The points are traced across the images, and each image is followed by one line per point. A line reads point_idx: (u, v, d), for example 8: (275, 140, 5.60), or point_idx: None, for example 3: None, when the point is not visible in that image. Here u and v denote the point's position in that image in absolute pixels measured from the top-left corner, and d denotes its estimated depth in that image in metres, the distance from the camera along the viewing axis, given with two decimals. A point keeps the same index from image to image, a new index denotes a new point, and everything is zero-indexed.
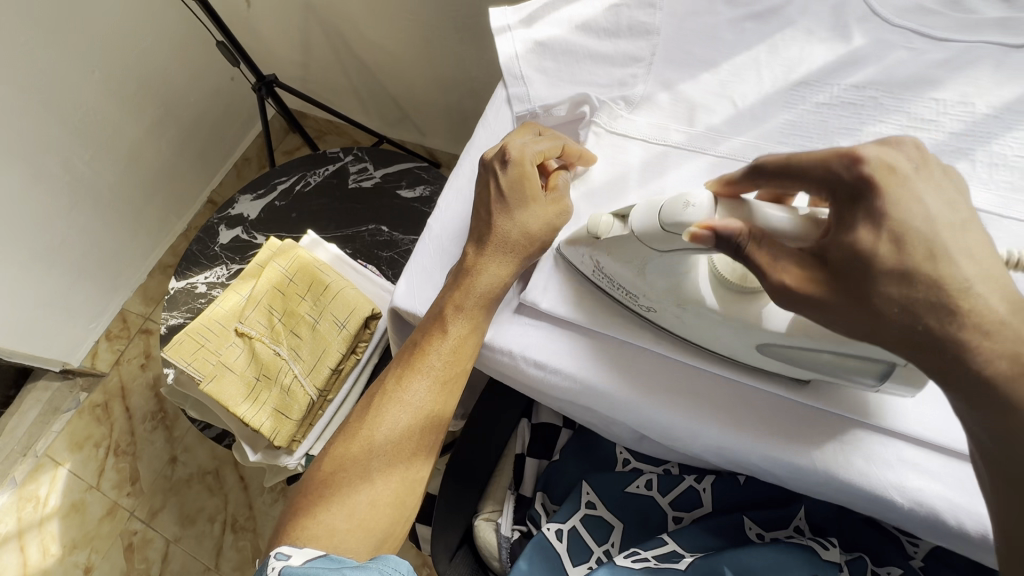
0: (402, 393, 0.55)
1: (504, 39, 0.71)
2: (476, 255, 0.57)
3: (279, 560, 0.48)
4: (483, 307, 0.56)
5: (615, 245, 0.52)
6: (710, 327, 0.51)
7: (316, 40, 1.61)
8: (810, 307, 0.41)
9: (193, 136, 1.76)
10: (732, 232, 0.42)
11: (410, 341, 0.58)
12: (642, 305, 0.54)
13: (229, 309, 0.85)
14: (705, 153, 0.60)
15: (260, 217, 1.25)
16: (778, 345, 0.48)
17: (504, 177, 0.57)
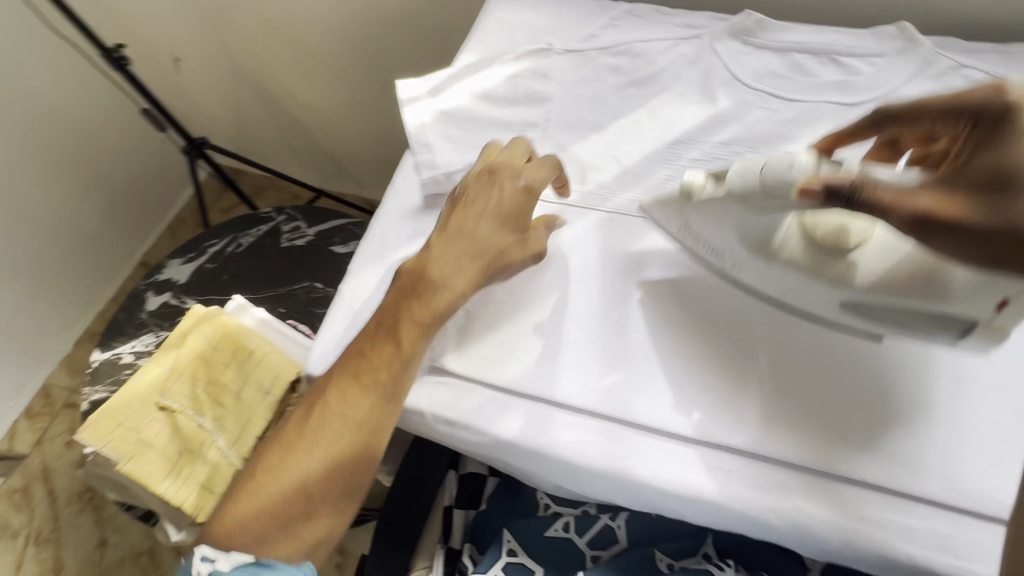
0: (344, 408, 0.55)
1: (412, 110, 0.76)
2: (456, 251, 0.57)
3: (206, 562, 0.57)
4: (434, 322, 0.56)
5: (707, 207, 0.55)
6: (799, 285, 0.54)
7: (248, 102, 1.64)
8: (943, 231, 0.42)
9: (118, 200, 1.71)
10: (845, 184, 0.44)
11: (354, 347, 0.57)
12: (723, 261, 0.58)
13: (151, 382, 0.83)
14: (597, 209, 0.66)
15: (190, 281, 1.23)
16: (865, 299, 0.50)
17: (490, 189, 0.59)
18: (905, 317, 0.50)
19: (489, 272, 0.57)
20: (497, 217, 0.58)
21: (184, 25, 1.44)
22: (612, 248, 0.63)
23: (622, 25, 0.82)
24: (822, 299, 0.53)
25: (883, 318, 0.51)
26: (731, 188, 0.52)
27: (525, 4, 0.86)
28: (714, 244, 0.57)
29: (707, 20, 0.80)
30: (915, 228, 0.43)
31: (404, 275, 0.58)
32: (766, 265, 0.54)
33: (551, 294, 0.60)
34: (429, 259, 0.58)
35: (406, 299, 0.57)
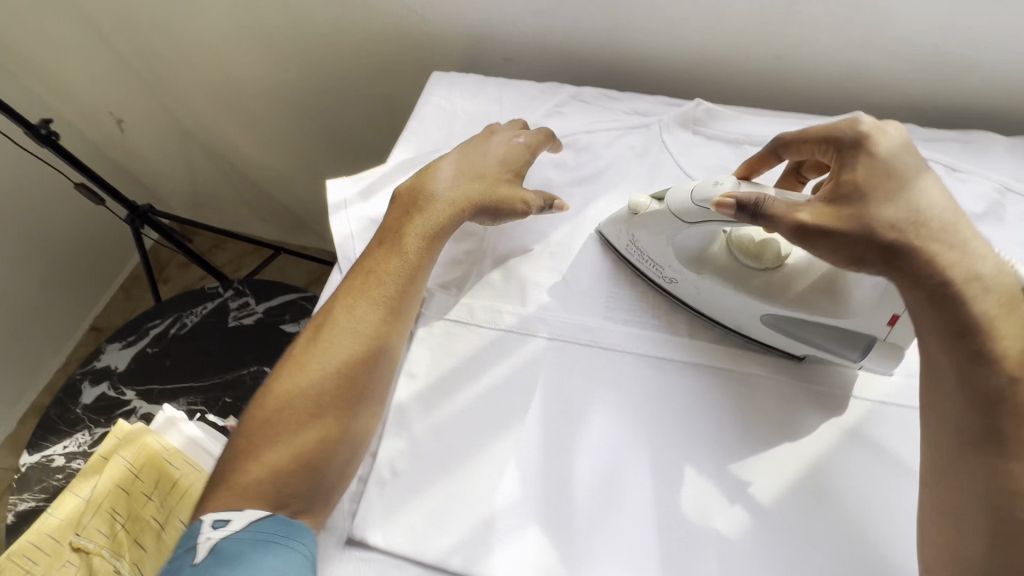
0: (351, 313, 0.58)
1: (338, 217, 0.70)
2: (450, 184, 0.64)
3: (216, 528, 0.48)
4: (434, 235, 0.62)
5: (651, 221, 0.57)
6: (728, 296, 0.56)
7: (199, 161, 1.53)
8: (823, 240, 0.47)
9: (59, 273, 1.55)
10: (750, 198, 0.49)
11: (361, 268, 0.61)
12: (664, 276, 0.60)
13: (65, 517, 0.75)
14: (540, 336, 0.60)
15: (129, 369, 1.15)
16: (783, 314, 0.54)
17: (484, 145, 0.68)
18: (820, 331, 0.54)
19: (485, 210, 0.64)
20: (492, 164, 0.66)
21: (122, 89, 1.32)
22: (553, 387, 0.57)
23: (568, 111, 0.77)
24: (747, 315, 0.56)
25: (804, 330, 0.54)
26: (668, 207, 0.55)
27: (466, 87, 0.81)
28: (653, 257, 0.59)
29: (657, 106, 0.76)
30: (802, 240, 0.48)
31: (397, 201, 0.65)
32: (701, 278, 0.57)
33: (486, 449, 0.54)
34: (420, 188, 0.64)
35: (406, 215, 0.63)
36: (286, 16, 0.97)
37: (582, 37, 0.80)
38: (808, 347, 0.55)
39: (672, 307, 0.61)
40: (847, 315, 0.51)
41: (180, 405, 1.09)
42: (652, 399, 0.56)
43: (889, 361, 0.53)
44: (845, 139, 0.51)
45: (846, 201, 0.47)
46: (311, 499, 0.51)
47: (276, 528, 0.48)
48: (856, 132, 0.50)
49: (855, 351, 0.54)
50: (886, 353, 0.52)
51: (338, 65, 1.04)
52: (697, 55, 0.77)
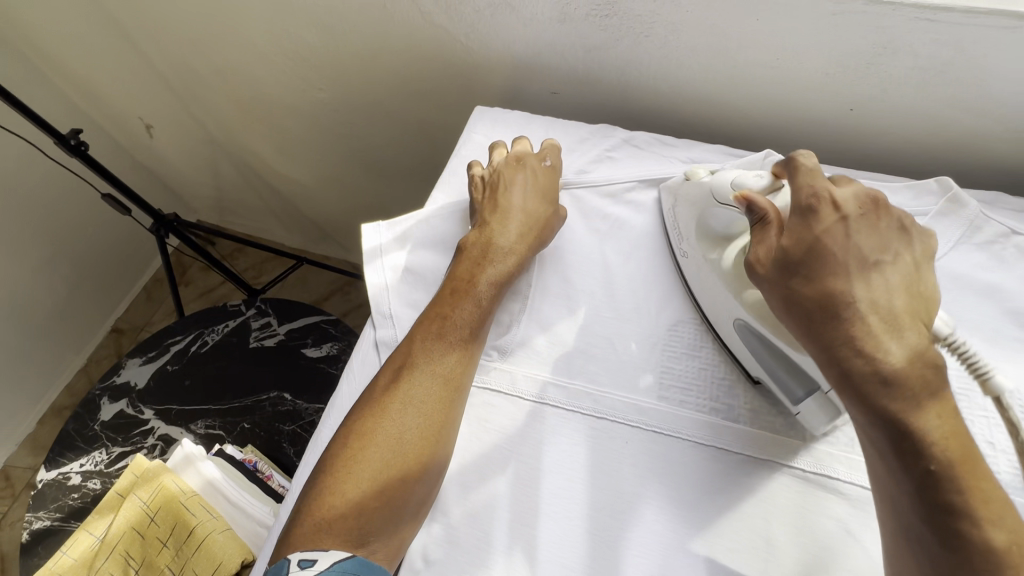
0: (429, 359, 0.53)
1: (373, 266, 0.67)
2: (510, 223, 0.61)
3: (303, 569, 0.42)
4: (506, 278, 0.59)
5: (693, 193, 0.60)
6: (719, 290, 0.56)
7: (226, 170, 1.50)
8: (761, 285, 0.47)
9: (85, 275, 1.51)
10: (757, 212, 0.49)
11: (431, 312, 0.57)
12: (680, 250, 0.62)
13: (78, 557, 0.74)
14: (586, 413, 0.55)
15: (148, 386, 1.12)
16: (752, 327, 0.52)
17: (522, 177, 0.65)
18: (775, 355, 0.51)
19: (536, 250, 0.63)
20: (539, 198, 0.64)
21: (152, 95, 1.29)
22: (602, 475, 0.52)
23: (619, 157, 0.72)
24: (728, 314, 0.55)
25: (764, 349, 0.52)
26: (711, 184, 0.58)
27: (510, 125, 0.77)
28: (682, 229, 0.62)
29: (715, 156, 0.70)
30: (755, 278, 0.48)
31: (465, 247, 0.61)
32: (705, 262, 0.58)
33: (530, 544, 0.50)
34: (485, 234, 0.61)
35: (479, 262, 0.59)
36: (323, 37, 0.94)
37: (635, 77, 0.75)
38: (765, 371, 0.53)
39: (692, 371, 0.57)
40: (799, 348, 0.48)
41: (198, 428, 1.07)
42: (709, 497, 0.51)
43: (825, 412, 0.49)
44: (799, 201, 0.46)
45: (787, 263, 0.45)
46: (385, 547, 0.47)
47: (362, 571, 0.44)
48: (809, 199, 0.46)
49: (799, 391, 0.50)
50: (825, 405, 0.49)
51: (374, 86, 1.00)
52: (759, 100, 0.72)
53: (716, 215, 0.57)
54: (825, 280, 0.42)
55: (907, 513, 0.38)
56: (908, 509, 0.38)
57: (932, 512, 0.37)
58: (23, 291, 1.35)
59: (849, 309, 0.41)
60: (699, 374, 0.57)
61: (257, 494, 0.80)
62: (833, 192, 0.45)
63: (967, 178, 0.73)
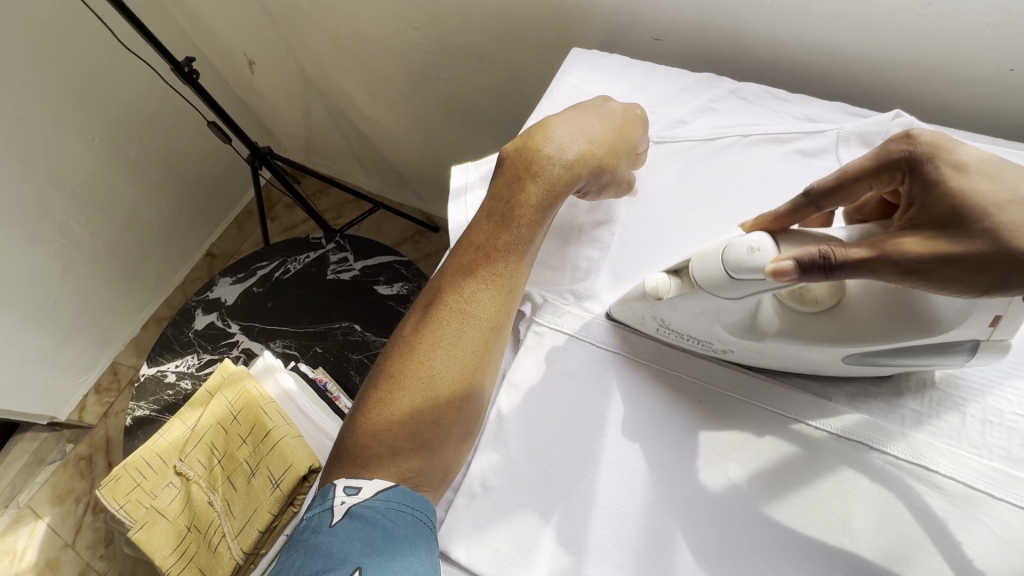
0: (463, 298, 0.52)
1: (455, 203, 0.68)
2: (563, 134, 0.54)
3: (350, 495, 0.45)
4: (551, 202, 0.53)
5: (678, 301, 0.49)
6: (805, 350, 0.47)
7: (317, 110, 1.56)
8: (940, 269, 0.38)
9: (190, 197, 1.63)
10: (815, 257, 0.39)
11: (468, 246, 0.54)
12: (717, 349, 0.52)
13: (172, 441, 0.82)
14: (661, 367, 0.54)
15: (236, 304, 1.22)
16: (875, 351, 0.45)
17: (602, 108, 0.59)
18: (913, 354, 0.45)
19: (600, 177, 0.55)
20: (608, 126, 0.57)
21: (256, 30, 1.35)
22: (666, 432, 0.51)
23: (722, 109, 0.67)
24: (827, 361, 0.48)
25: (895, 359, 0.46)
26: (696, 282, 0.46)
27: (607, 69, 0.73)
28: (697, 334, 0.51)
29: (833, 114, 0.64)
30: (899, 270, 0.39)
31: (504, 164, 0.55)
32: (766, 343, 0.48)
33: (586, 487, 0.49)
34: (530, 146, 0.54)
35: (519, 179, 0.53)
36: None
37: (753, 22, 0.68)
38: (900, 367, 0.48)
39: None
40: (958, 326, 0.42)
41: (277, 346, 1.15)
42: (782, 468, 0.48)
43: (997, 354, 0.45)
44: (907, 161, 0.42)
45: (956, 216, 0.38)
46: (429, 478, 0.48)
47: (404, 499, 0.45)
48: (918, 149, 0.41)
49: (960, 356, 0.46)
50: (991, 348, 0.45)
51: (469, 25, 0.98)
52: (898, 54, 0.64)
53: (732, 311, 0.47)
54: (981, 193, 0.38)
55: None
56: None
57: None
58: (138, 206, 1.48)
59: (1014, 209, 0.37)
60: None
61: (326, 411, 0.86)
62: (930, 135, 0.41)
63: None
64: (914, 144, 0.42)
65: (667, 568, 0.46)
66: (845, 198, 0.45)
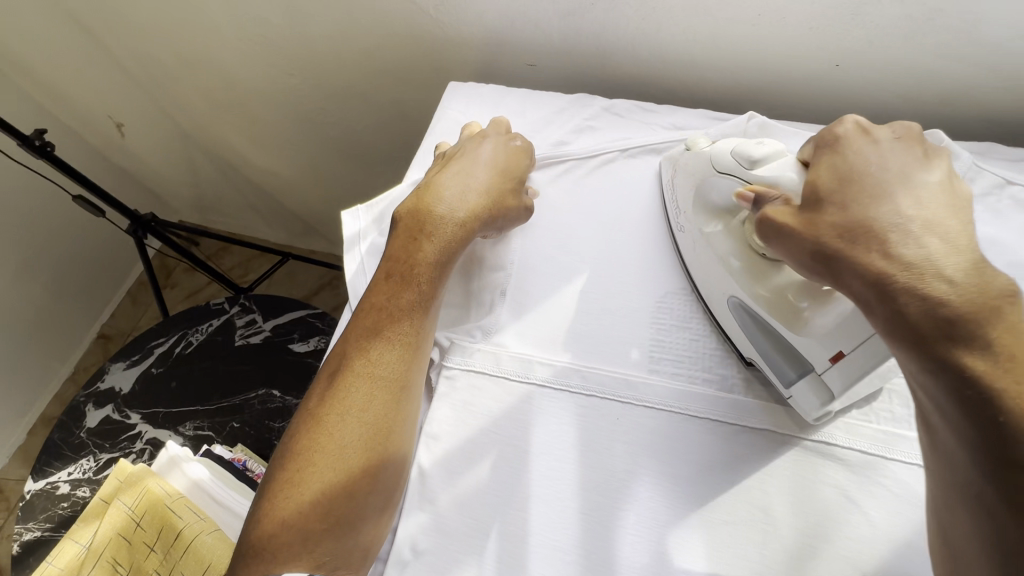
0: (368, 359, 0.49)
1: (350, 253, 0.66)
2: (451, 191, 0.57)
3: None
4: (446, 255, 0.54)
5: (693, 161, 0.58)
6: (711, 266, 0.55)
7: (202, 166, 1.46)
8: (780, 237, 0.44)
9: (67, 280, 1.47)
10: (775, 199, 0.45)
11: (369, 305, 0.52)
12: (678, 224, 0.60)
13: (64, 566, 0.72)
14: (576, 390, 0.53)
15: (134, 391, 1.10)
16: (746, 305, 0.51)
17: (481, 149, 0.61)
18: (773, 338, 0.50)
19: (492, 223, 0.58)
20: (492, 170, 0.60)
21: (118, 90, 1.24)
22: (592, 455, 0.50)
23: (599, 126, 0.69)
24: (721, 291, 0.54)
25: (756, 328, 0.51)
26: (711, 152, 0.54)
27: (485, 100, 0.74)
28: (679, 200, 0.60)
29: (698, 121, 0.68)
30: (777, 236, 0.44)
31: (399, 226, 0.56)
32: (702, 233, 0.57)
33: (520, 529, 0.48)
34: (422, 208, 0.56)
35: (414, 241, 0.54)
36: (286, 19, 0.90)
37: (615, 40, 0.72)
38: (755, 354, 0.52)
39: (685, 346, 0.56)
40: (802, 330, 0.47)
41: (187, 429, 1.04)
42: (701, 468, 0.49)
43: (816, 397, 0.47)
44: (826, 139, 0.46)
45: (818, 202, 0.42)
46: (349, 558, 0.44)
47: None
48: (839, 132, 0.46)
49: (790, 373, 0.49)
50: (816, 390, 0.47)
51: (344, 68, 0.97)
52: (744, 59, 0.69)
53: (715, 185, 0.55)
54: (862, 205, 0.40)
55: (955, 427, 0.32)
56: (995, 525, 0.31)
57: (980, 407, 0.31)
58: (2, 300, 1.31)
59: (896, 229, 0.38)
60: (694, 349, 0.55)
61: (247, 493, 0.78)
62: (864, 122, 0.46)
63: (962, 132, 0.70)
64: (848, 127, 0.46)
65: None
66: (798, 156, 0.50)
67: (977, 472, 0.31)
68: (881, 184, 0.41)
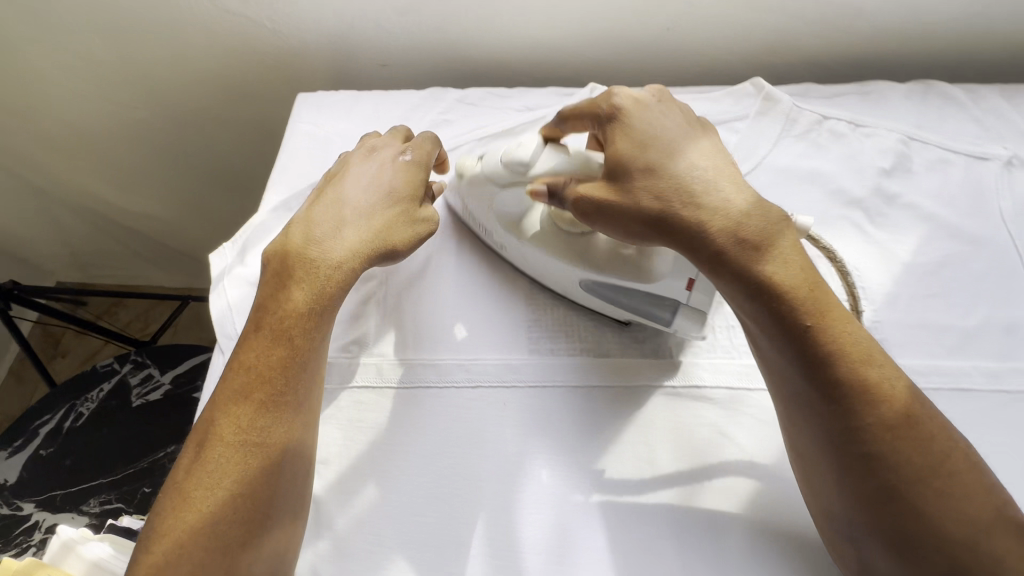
0: (240, 424, 0.44)
1: (217, 292, 0.61)
2: (327, 229, 0.52)
3: None
4: (326, 302, 0.50)
5: (473, 182, 0.58)
6: (547, 261, 0.54)
7: (65, 220, 1.22)
8: (604, 216, 0.46)
9: None
10: (555, 187, 0.49)
11: (238, 363, 0.47)
12: (495, 242, 0.59)
13: None
14: (468, 383, 0.53)
15: (21, 479, 0.96)
16: (598, 280, 0.52)
17: (368, 168, 0.57)
18: (632, 295, 0.52)
19: (380, 258, 0.54)
20: (379, 196, 0.55)
21: None
22: (486, 446, 0.51)
23: (454, 118, 0.69)
24: (568, 280, 0.54)
25: (619, 296, 0.53)
26: (484, 170, 0.56)
27: (336, 107, 0.72)
28: (481, 221, 0.59)
29: (548, 99, 0.69)
30: (592, 222, 0.47)
31: (268, 270, 0.51)
32: (522, 244, 0.55)
33: (422, 532, 0.48)
34: (292, 251, 0.51)
35: (283, 288, 0.50)
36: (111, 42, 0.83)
37: (457, 31, 0.72)
38: (626, 312, 0.54)
39: (563, 319, 0.57)
40: (654, 278, 0.50)
41: (92, 507, 0.93)
42: (591, 440, 0.51)
43: (694, 323, 0.52)
44: (602, 117, 0.48)
45: (625, 177, 0.45)
46: None
47: None
48: (611, 107, 0.48)
49: (666, 316, 0.52)
50: (691, 316, 0.52)
51: (190, 89, 0.90)
52: (582, 34, 0.71)
53: (504, 202, 0.56)
54: (662, 170, 0.44)
55: (794, 378, 0.41)
56: (829, 422, 0.39)
57: (812, 357, 0.39)
58: None
59: (700, 185, 0.43)
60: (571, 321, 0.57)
61: None
62: (624, 93, 0.48)
63: (789, 79, 0.75)
64: (613, 101, 0.48)
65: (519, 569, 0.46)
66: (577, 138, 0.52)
67: (809, 383, 0.40)
68: (670, 144, 0.45)
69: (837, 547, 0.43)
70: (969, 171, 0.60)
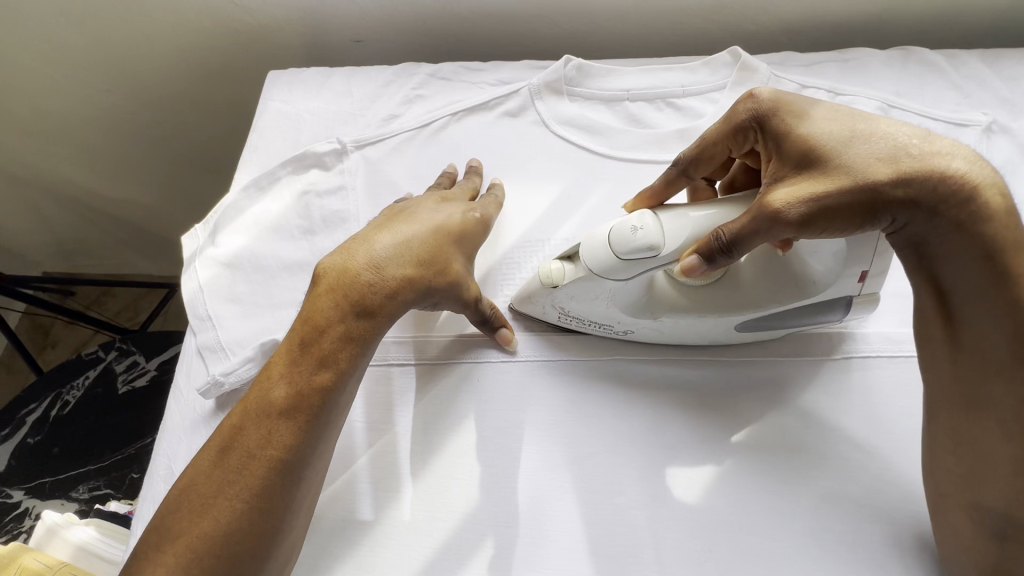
0: (278, 425, 0.41)
1: (188, 272, 0.61)
2: (394, 241, 0.48)
3: None
4: (373, 333, 0.46)
5: (575, 289, 0.49)
6: (694, 324, 0.52)
7: (43, 207, 1.14)
8: (822, 211, 0.40)
9: None
10: (716, 238, 0.41)
11: (271, 369, 0.44)
12: (617, 329, 0.54)
13: None
14: (433, 362, 0.55)
15: (11, 468, 0.92)
16: (758, 318, 0.50)
17: (433, 211, 0.53)
18: (792, 314, 0.51)
19: (425, 299, 0.49)
20: (435, 232, 0.50)
21: None
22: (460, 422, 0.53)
23: (428, 93, 0.68)
24: (725, 330, 0.52)
25: (776, 322, 0.52)
26: (585, 266, 0.47)
27: (306, 84, 0.70)
28: (592, 317, 0.53)
29: (522, 72, 0.68)
30: (798, 224, 0.40)
31: (321, 278, 0.46)
32: (659, 320, 0.51)
33: (397, 499, 0.50)
34: (350, 269, 0.46)
35: (336, 303, 0.45)
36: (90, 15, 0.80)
37: (429, 3, 0.70)
38: (787, 329, 0.53)
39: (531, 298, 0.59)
40: (824, 289, 0.48)
41: (80, 494, 0.91)
42: (563, 412, 0.53)
43: (868, 306, 0.51)
44: (753, 120, 0.45)
45: (822, 166, 0.40)
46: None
47: None
48: (761, 106, 0.45)
49: (833, 313, 0.52)
50: (864, 302, 0.51)
51: (170, 69, 0.88)
52: (558, 4, 0.69)
53: (626, 290, 0.49)
54: (865, 144, 0.40)
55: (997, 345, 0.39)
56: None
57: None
58: None
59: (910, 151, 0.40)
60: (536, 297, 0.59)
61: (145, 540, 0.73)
62: (767, 92, 0.46)
63: (768, 47, 0.74)
64: (756, 101, 0.46)
65: (493, 533, 0.48)
66: (705, 153, 0.50)
67: (1011, 344, 0.38)
68: (846, 118, 0.42)
69: (966, 540, 0.42)
70: (949, 139, 0.59)
